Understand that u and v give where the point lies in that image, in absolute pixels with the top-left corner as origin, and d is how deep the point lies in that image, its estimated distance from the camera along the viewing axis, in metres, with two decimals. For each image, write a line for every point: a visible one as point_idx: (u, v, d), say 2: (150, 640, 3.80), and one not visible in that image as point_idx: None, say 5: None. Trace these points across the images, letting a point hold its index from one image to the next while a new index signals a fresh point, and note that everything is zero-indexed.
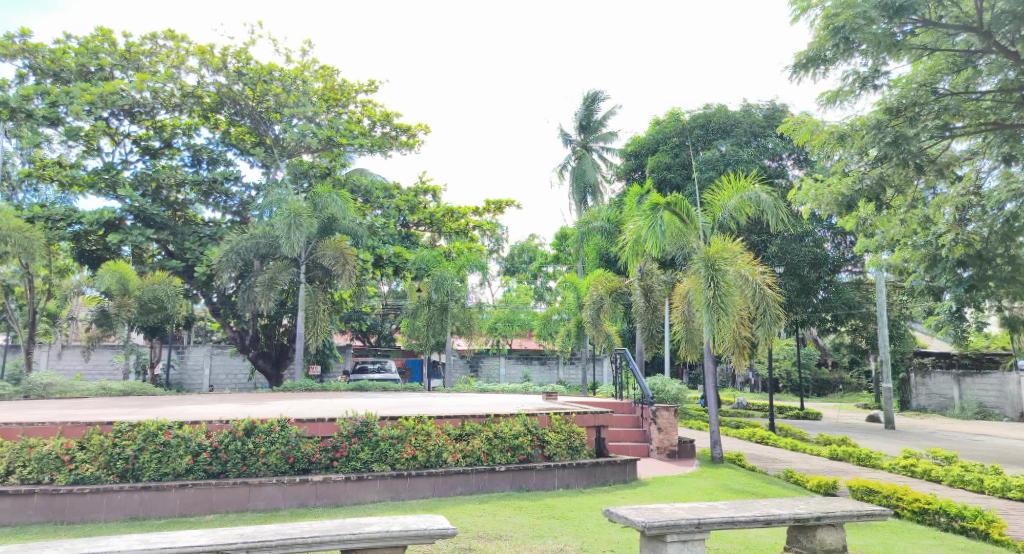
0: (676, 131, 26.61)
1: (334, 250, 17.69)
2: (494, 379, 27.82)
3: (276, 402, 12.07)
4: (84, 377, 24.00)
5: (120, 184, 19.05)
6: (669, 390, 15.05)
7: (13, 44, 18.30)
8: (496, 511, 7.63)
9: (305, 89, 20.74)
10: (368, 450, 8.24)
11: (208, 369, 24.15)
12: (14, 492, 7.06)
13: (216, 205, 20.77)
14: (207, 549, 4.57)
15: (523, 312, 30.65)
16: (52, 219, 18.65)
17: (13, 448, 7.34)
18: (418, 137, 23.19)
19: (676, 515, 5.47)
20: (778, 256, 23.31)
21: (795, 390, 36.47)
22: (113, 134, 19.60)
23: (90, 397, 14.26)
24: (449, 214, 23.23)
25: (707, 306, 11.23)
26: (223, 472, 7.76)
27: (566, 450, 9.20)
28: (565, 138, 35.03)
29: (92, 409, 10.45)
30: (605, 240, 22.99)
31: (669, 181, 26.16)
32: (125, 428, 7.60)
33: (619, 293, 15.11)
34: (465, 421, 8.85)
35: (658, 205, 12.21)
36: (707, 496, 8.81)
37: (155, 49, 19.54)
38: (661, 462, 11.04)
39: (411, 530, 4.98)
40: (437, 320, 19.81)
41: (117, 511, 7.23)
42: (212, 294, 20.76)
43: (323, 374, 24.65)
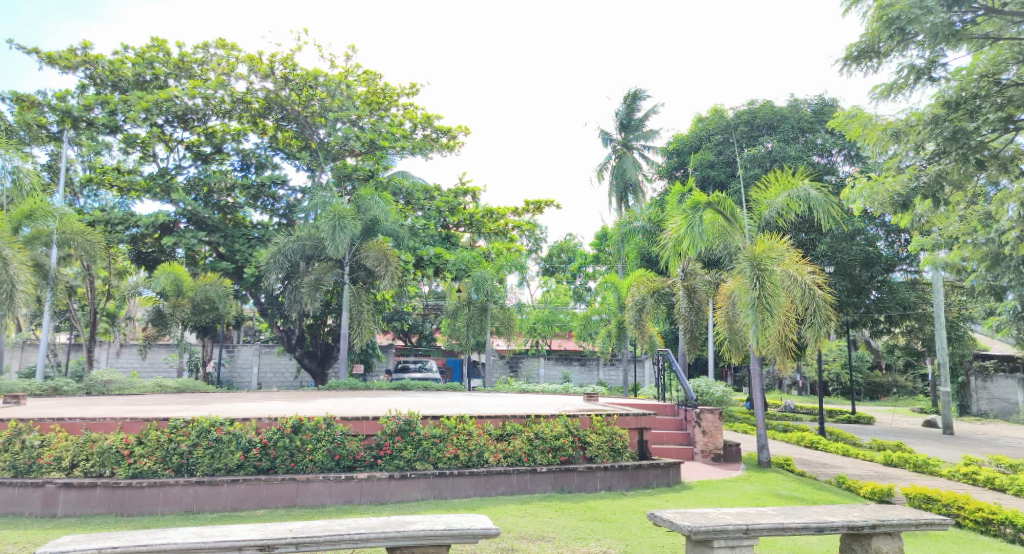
0: (720, 129, 26.18)
1: (377, 251, 17.97)
2: (534, 379, 27.79)
3: (321, 401, 12.27)
4: (141, 374, 24.85)
5: (174, 189, 19.74)
6: (714, 393, 14.77)
7: (75, 56, 19.12)
8: (538, 512, 7.61)
9: (350, 94, 21.04)
10: (411, 449, 8.33)
11: (256, 368, 24.75)
12: (78, 484, 7.34)
13: (264, 208, 21.19)
14: (257, 544, 4.67)
15: (563, 313, 30.56)
16: (110, 223, 19.36)
17: (77, 442, 7.68)
18: (458, 139, 23.34)
19: (723, 520, 5.37)
20: (828, 255, 22.68)
21: (845, 394, 35.47)
22: (168, 140, 20.29)
23: (146, 394, 14.76)
24: (488, 215, 23.26)
25: (752, 307, 11.00)
26: (272, 468, 7.95)
27: (608, 452, 9.13)
28: (605, 138, 34.78)
29: (147, 407, 10.81)
30: (647, 240, 22.79)
31: (712, 180, 25.76)
32: (180, 424, 7.86)
33: (661, 294, 14.83)
34: (506, 422, 8.88)
35: (699, 204, 12.00)
36: (755, 501, 8.63)
37: (206, 57, 20.10)
38: (706, 465, 10.86)
39: (455, 529, 5.01)
40: (478, 320, 19.93)
41: (172, 505, 7.45)
42: (260, 295, 21.18)
43: (367, 373, 24.97)
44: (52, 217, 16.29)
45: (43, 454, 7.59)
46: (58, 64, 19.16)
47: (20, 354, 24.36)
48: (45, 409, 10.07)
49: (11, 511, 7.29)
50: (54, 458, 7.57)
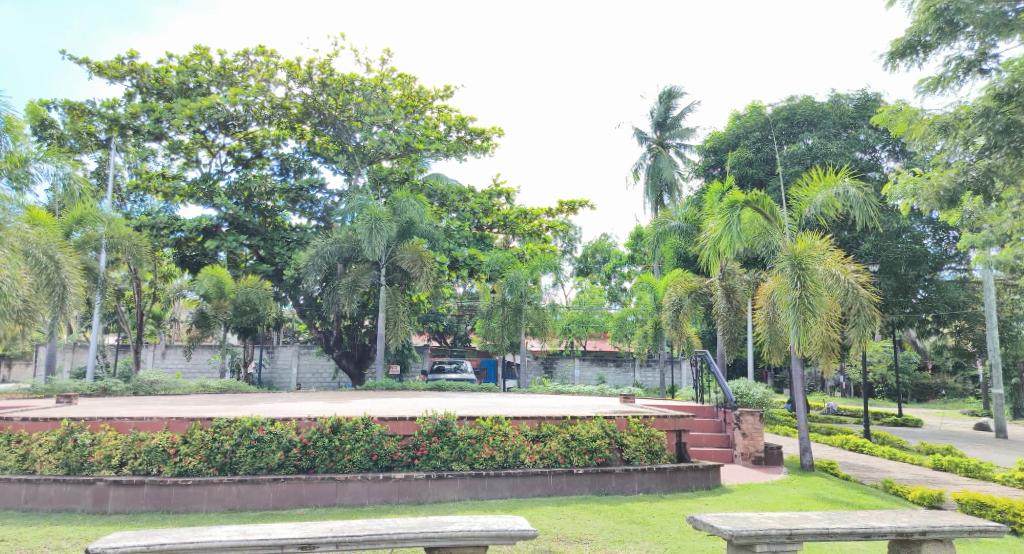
0: (759, 126, 25.69)
1: (412, 253, 18.18)
2: (569, 380, 27.68)
3: (359, 402, 12.41)
4: (185, 375, 25.49)
5: (216, 193, 20.28)
6: (754, 394, 14.50)
7: (122, 65, 19.71)
8: (576, 514, 7.57)
9: (385, 97, 21.26)
10: (448, 449, 8.38)
11: (296, 368, 25.17)
12: (126, 482, 7.54)
13: (302, 211, 21.48)
14: (299, 542, 4.73)
15: (598, 314, 30.39)
16: (156, 227, 19.92)
17: (125, 441, 7.90)
18: (492, 141, 23.39)
19: (765, 524, 5.27)
20: (873, 253, 22.09)
21: (891, 396, 34.49)
22: (210, 146, 20.77)
23: (191, 395, 15.14)
24: (522, 216, 23.22)
25: (793, 307, 10.73)
26: (312, 467, 8.08)
27: (646, 454, 9.02)
28: (640, 137, 34.48)
29: (191, 407, 11.04)
30: (683, 239, 22.48)
31: (750, 178, 25.37)
32: (223, 423, 8.03)
33: (699, 294, 14.62)
34: (542, 423, 8.86)
35: (736, 203, 11.77)
36: (798, 505, 8.44)
37: (247, 64, 20.54)
38: (747, 468, 10.67)
39: (493, 530, 5.00)
40: (512, 321, 19.94)
41: (217, 503, 7.61)
42: (300, 297, 21.57)
43: (403, 374, 25.14)
44: (102, 223, 16.85)
45: (94, 452, 7.84)
46: (107, 74, 19.81)
47: (71, 356, 25.22)
48: (95, 409, 10.40)
49: (63, 507, 7.52)
50: (104, 456, 7.80)
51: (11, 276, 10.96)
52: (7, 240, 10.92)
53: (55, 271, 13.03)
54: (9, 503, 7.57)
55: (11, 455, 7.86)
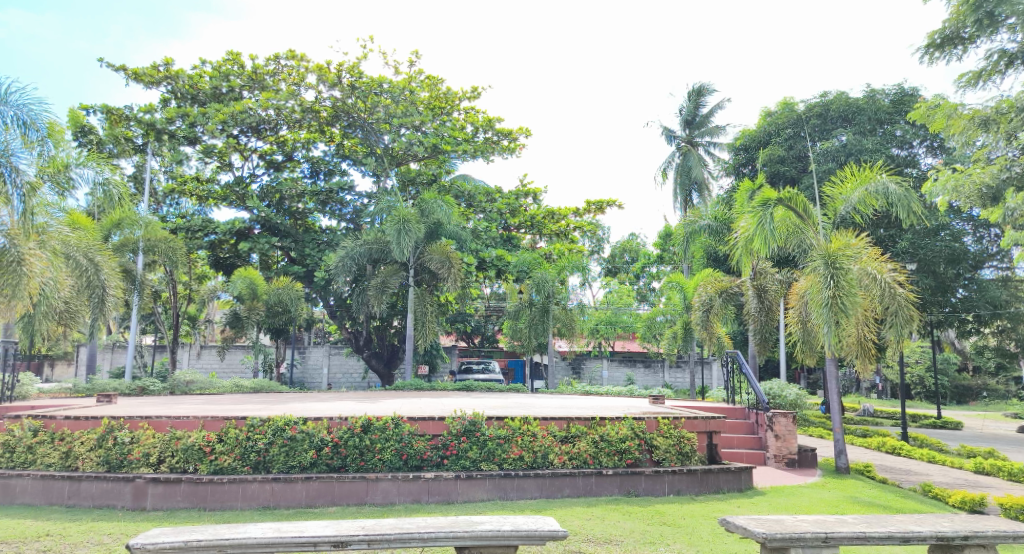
0: (791, 122, 25.30)
1: (440, 254, 18.32)
2: (597, 381, 27.54)
3: (388, 401, 12.50)
4: (219, 375, 25.97)
5: (248, 196, 20.67)
6: (787, 396, 14.26)
7: (158, 71, 20.17)
8: (606, 516, 7.53)
9: (413, 99, 21.39)
10: (477, 449, 8.41)
11: (326, 369, 25.48)
12: (164, 479, 7.71)
13: (332, 213, 21.68)
14: (332, 540, 4.77)
15: (626, 314, 30.23)
16: (191, 230, 20.43)
17: (163, 439, 8.07)
18: (519, 141, 23.40)
19: (800, 527, 5.18)
20: (910, 251, 21.57)
21: (929, 397, 33.65)
22: (242, 150, 21.15)
23: (226, 394, 15.46)
24: (549, 216, 23.16)
25: (826, 307, 10.54)
26: (343, 466, 8.17)
27: (676, 456, 8.91)
28: (669, 135, 34.18)
29: (224, 406, 11.23)
30: (712, 239, 22.20)
31: (782, 175, 24.99)
32: (257, 422, 8.16)
33: (730, 294, 14.44)
34: (571, 423, 8.80)
35: (768, 201, 11.58)
36: (833, 508, 8.28)
37: (278, 69, 20.83)
38: (780, 470, 10.50)
39: (523, 530, 5.00)
40: (540, 322, 19.92)
41: (251, 501, 7.74)
42: (330, 298, 21.85)
43: (432, 374, 25.26)
44: (139, 226, 17.25)
45: (132, 450, 8.01)
46: (143, 80, 20.29)
47: (110, 356, 25.89)
48: (133, 407, 10.64)
49: (105, 504, 7.72)
50: (143, 454, 7.98)
51: (53, 278, 11.28)
52: (49, 243, 11.23)
53: (95, 273, 13.37)
54: (53, 499, 7.79)
55: (54, 453, 8.08)
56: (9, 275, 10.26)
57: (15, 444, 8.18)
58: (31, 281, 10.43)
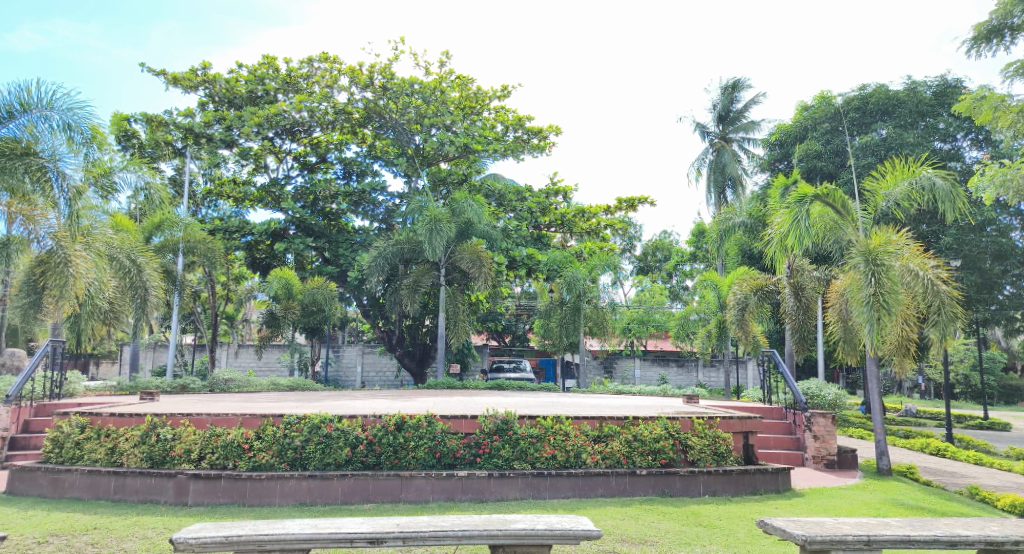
0: (828, 117, 24.76)
1: (471, 254, 18.36)
2: (629, 380, 27.39)
3: (421, 400, 12.59)
4: (256, 373, 26.46)
5: (284, 197, 21.05)
6: (826, 396, 13.95)
7: (196, 76, 20.62)
8: (640, 516, 7.47)
9: (443, 99, 21.52)
10: (509, 448, 8.42)
11: (360, 367, 25.78)
12: (205, 475, 7.88)
13: (365, 214, 21.83)
14: (368, 537, 4.82)
15: (659, 312, 30.00)
16: (228, 231, 20.87)
17: (203, 436, 8.25)
18: (549, 139, 23.35)
19: (841, 530, 5.06)
20: (954, 248, 21.00)
21: (974, 398, 32.67)
22: (278, 152, 21.52)
23: (263, 392, 15.76)
24: (580, 214, 23.10)
25: (867, 305, 10.27)
26: (378, 464, 8.25)
27: (711, 456, 8.79)
28: (702, 131, 33.81)
29: (262, 404, 11.43)
30: (747, 235, 21.86)
31: (819, 170, 24.44)
32: (293, 420, 8.29)
33: (766, 292, 14.20)
34: (604, 423, 8.75)
35: (805, 197, 11.32)
36: (875, 511, 8.10)
37: (311, 71, 21.12)
38: (819, 472, 10.30)
39: (557, 529, 4.98)
40: (571, 320, 19.91)
41: (289, 497, 7.87)
42: (363, 297, 22.11)
43: (464, 373, 25.37)
44: (178, 228, 17.67)
45: (175, 446, 8.20)
46: (182, 84, 20.78)
47: (152, 354, 26.61)
48: (174, 405, 10.90)
49: (148, 499, 7.91)
50: (184, 450, 8.17)
51: (98, 279, 11.52)
52: (94, 244, 11.59)
53: (137, 274, 13.75)
54: (100, 494, 8.02)
55: (101, 449, 8.32)
56: (58, 276, 10.54)
57: (63, 440, 8.45)
58: (78, 282, 10.61)
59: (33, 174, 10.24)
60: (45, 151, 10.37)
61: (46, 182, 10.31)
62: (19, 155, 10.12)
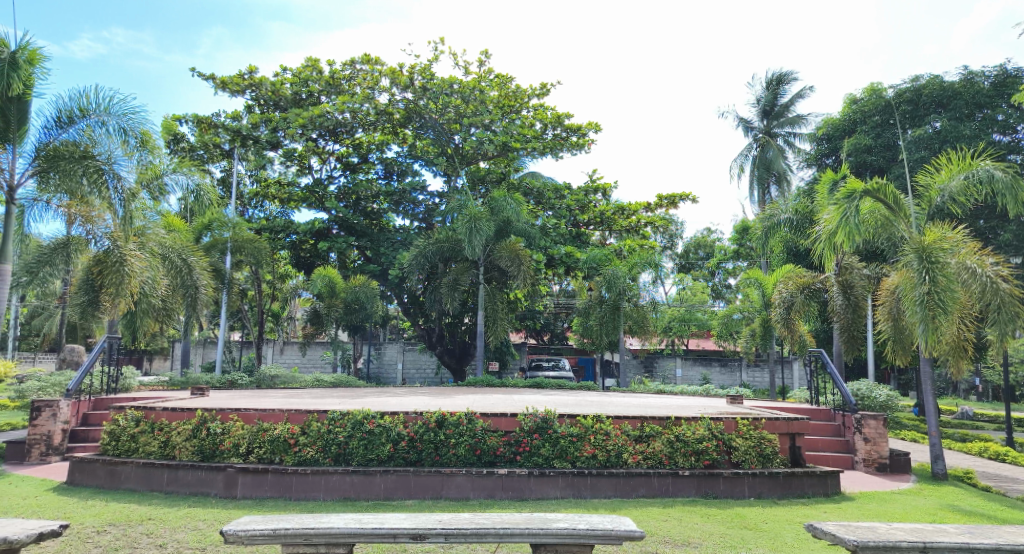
0: (878, 110, 24.05)
1: (509, 252, 18.38)
2: (671, 379, 27.10)
3: (462, 397, 12.66)
4: (301, 370, 26.96)
5: (328, 197, 21.40)
6: (876, 398, 13.54)
7: (243, 79, 21.12)
8: (683, 517, 7.37)
9: (483, 98, 21.54)
10: (550, 446, 8.39)
11: (401, 364, 26.04)
12: (252, 469, 8.08)
13: (405, 213, 21.99)
14: (411, 533, 4.86)
15: (701, 311, 29.56)
16: (274, 230, 21.42)
17: (251, 430, 8.45)
18: (588, 137, 23.21)
19: (895, 536, 4.90)
20: (1013, 244, 20.18)
21: None
22: (321, 153, 21.89)
23: (308, 388, 16.05)
24: (620, 212, 22.97)
25: (920, 304, 9.95)
26: (419, 460, 8.33)
27: (757, 458, 8.61)
28: (746, 126, 33.19)
29: (307, 400, 11.63)
30: (793, 232, 21.34)
31: (869, 165, 23.72)
32: (337, 415, 8.43)
33: (813, 290, 13.87)
34: (645, 423, 8.66)
35: (855, 192, 10.98)
36: (930, 517, 7.82)
37: (354, 73, 21.44)
38: (870, 475, 10.00)
39: (599, 530, 4.94)
40: (610, 319, 19.72)
41: (333, 492, 7.99)
42: (404, 295, 22.38)
43: (503, 371, 25.41)
44: (227, 227, 18.16)
45: (224, 440, 8.41)
46: (229, 88, 21.32)
47: (201, 351, 27.37)
48: (223, 400, 11.16)
49: (200, 491, 8.15)
50: (232, 444, 8.37)
51: (151, 277, 11.87)
52: (147, 243, 12.01)
53: (188, 273, 14.11)
54: (154, 486, 8.28)
55: (154, 442, 8.58)
56: (114, 274, 10.96)
57: (119, 433, 8.76)
58: (133, 280, 11.01)
59: (91, 176, 10.59)
60: (102, 155, 10.76)
61: (103, 184, 10.66)
62: (78, 159, 10.55)
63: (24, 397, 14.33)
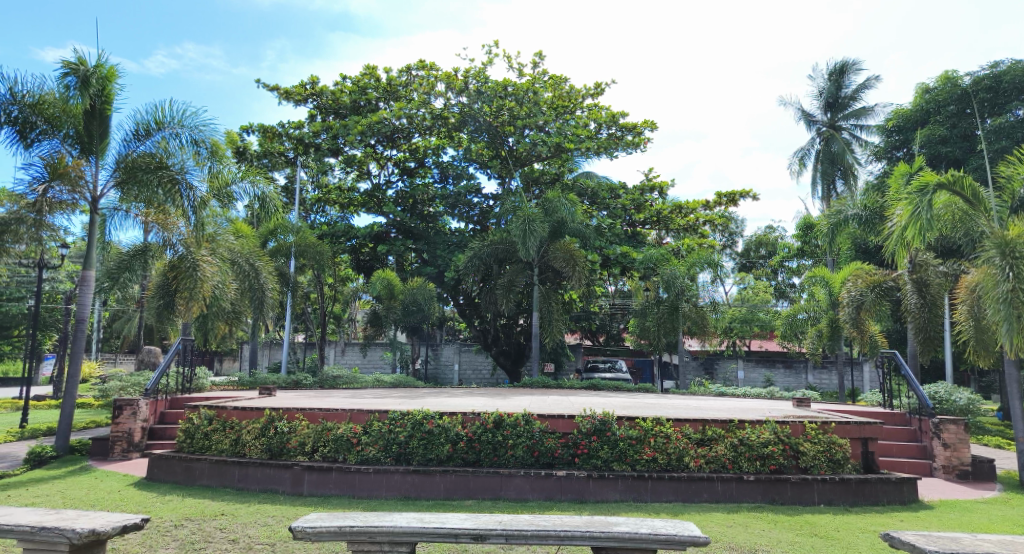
0: (954, 99, 22.96)
1: (564, 252, 18.27)
2: (733, 382, 26.49)
3: (519, 398, 12.69)
4: (362, 370, 27.51)
5: (385, 201, 21.81)
6: (956, 401, 12.87)
7: (305, 89, 21.74)
8: (749, 523, 7.17)
9: (537, 100, 21.51)
10: (608, 449, 8.28)
11: (457, 365, 26.25)
12: (317, 467, 8.28)
13: (461, 216, 22.17)
14: (472, 533, 4.87)
15: (764, 311, 28.86)
16: (335, 235, 21.90)
17: (316, 430, 8.66)
18: (644, 135, 22.92)
19: (981, 547, 4.62)
20: None
21: None
22: (379, 158, 22.33)
23: (369, 389, 16.42)
24: (677, 211, 22.61)
25: (1004, 302, 9.40)
26: (477, 461, 8.37)
27: (826, 463, 8.30)
28: (808, 120, 32.17)
29: (368, 400, 11.85)
30: (862, 229, 20.50)
31: (944, 157, 22.64)
32: (397, 416, 8.56)
33: (885, 289, 13.35)
34: (707, 426, 8.46)
35: (929, 185, 10.45)
36: (1018, 528, 7.37)
37: (410, 79, 21.79)
38: (949, 483, 9.50)
39: (661, 534, 4.84)
40: (668, 319, 19.35)
41: (394, 490, 8.11)
42: (459, 297, 22.56)
43: (559, 372, 25.27)
44: (291, 233, 18.81)
45: (290, 439, 8.64)
46: (293, 98, 21.99)
47: (268, 352, 28.31)
48: (289, 400, 11.50)
49: (268, 488, 8.38)
50: (298, 443, 8.60)
51: (222, 281, 12.34)
52: (219, 249, 12.49)
53: (255, 276, 14.66)
54: (226, 482, 8.57)
55: (226, 440, 8.89)
56: (187, 279, 11.45)
57: (193, 431, 9.13)
58: (205, 285, 11.52)
59: (165, 186, 11.11)
60: (176, 165, 11.27)
61: (176, 194, 11.15)
62: (154, 170, 11.08)
63: (108, 396, 15.13)
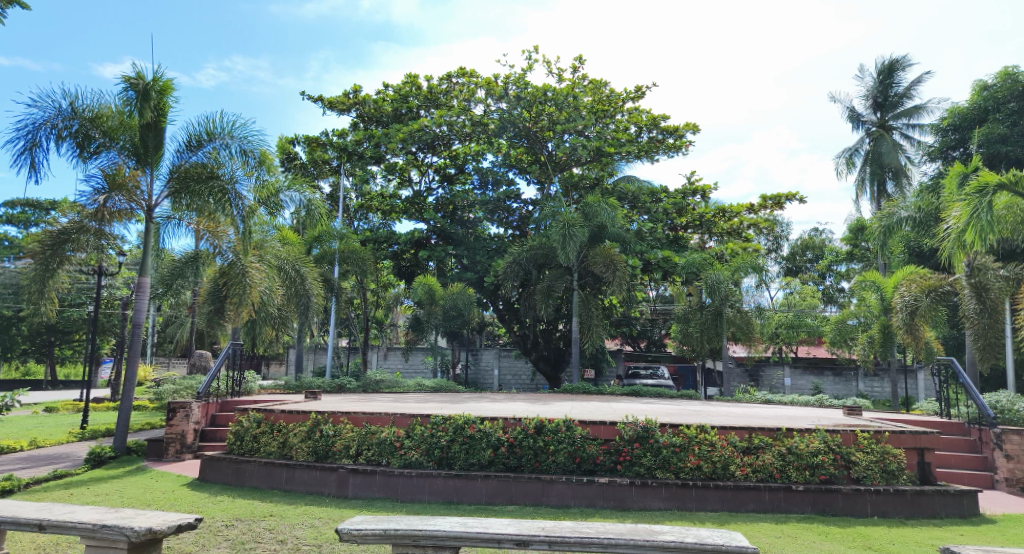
0: (1015, 95, 22.13)
1: (604, 257, 18.15)
2: (779, 389, 25.91)
3: (560, 403, 12.62)
4: (404, 375, 27.78)
5: (426, 208, 22.10)
6: (1019, 411, 12.28)
7: (349, 98, 22.17)
8: (798, 534, 6.99)
9: (577, 105, 21.28)
10: (651, 456, 8.17)
11: (498, 370, 26.28)
12: (361, 470, 8.37)
13: (500, 221, 22.21)
14: (515, 539, 4.86)
15: (812, 317, 28.08)
16: (378, 241, 22.22)
17: (360, 433, 8.78)
18: (685, 138, 22.63)
19: None
20: None
21: None
22: (420, 165, 22.58)
23: (410, 393, 16.56)
24: (721, 214, 22.24)
25: None
26: (519, 466, 8.37)
27: (879, 473, 8.04)
28: (856, 120, 31.34)
29: (409, 404, 11.90)
30: (916, 231, 19.82)
31: (1004, 156, 21.80)
32: (439, 420, 8.62)
33: (941, 293, 12.87)
34: (753, 434, 8.26)
35: (987, 186, 10.07)
36: None
37: (450, 87, 22.02)
38: (1013, 496, 9.08)
39: (707, 544, 4.76)
40: (712, 325, 18.95)
41: (436, 495, 8.15)
42: (499, 302, 22.59)
43: (600, 378, 25.04)
44: (335, 239, 19.15)
45: (335, 442, 8.78)
46: (336, 108, 22.42)
47: (313, 356, 28.86)
48: (333, 403, 11.67)
49: (314, 490, 8.52)
50: (343, 446, 8.72)
51: (269, 287, 12.59)
52: (266, 256, 12.75)
53: (301, 282, 14.97)
54: (274, 483, 8.73)
55: (273, 442, 9.08)
56: (237, 285, 11.75)
57: (243, 434, 9.36)
58: (254, 291, 11.81)
59: (217, 197, 11.38)
60: (226, 175, 11.54)
61: (226, 202, 11.36)
62: (205, 180, 11.40)
63: (162, 398, 15.62)
